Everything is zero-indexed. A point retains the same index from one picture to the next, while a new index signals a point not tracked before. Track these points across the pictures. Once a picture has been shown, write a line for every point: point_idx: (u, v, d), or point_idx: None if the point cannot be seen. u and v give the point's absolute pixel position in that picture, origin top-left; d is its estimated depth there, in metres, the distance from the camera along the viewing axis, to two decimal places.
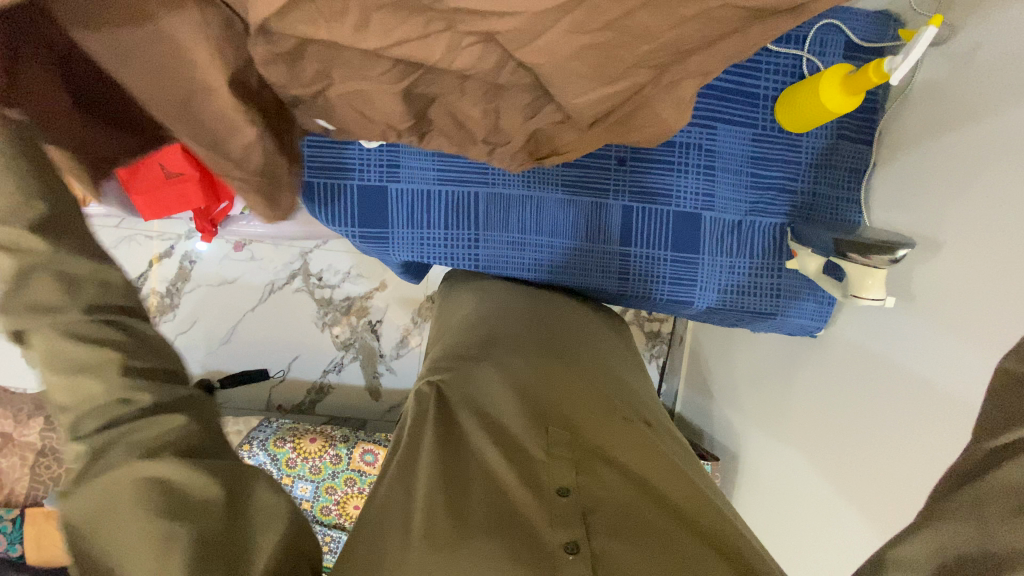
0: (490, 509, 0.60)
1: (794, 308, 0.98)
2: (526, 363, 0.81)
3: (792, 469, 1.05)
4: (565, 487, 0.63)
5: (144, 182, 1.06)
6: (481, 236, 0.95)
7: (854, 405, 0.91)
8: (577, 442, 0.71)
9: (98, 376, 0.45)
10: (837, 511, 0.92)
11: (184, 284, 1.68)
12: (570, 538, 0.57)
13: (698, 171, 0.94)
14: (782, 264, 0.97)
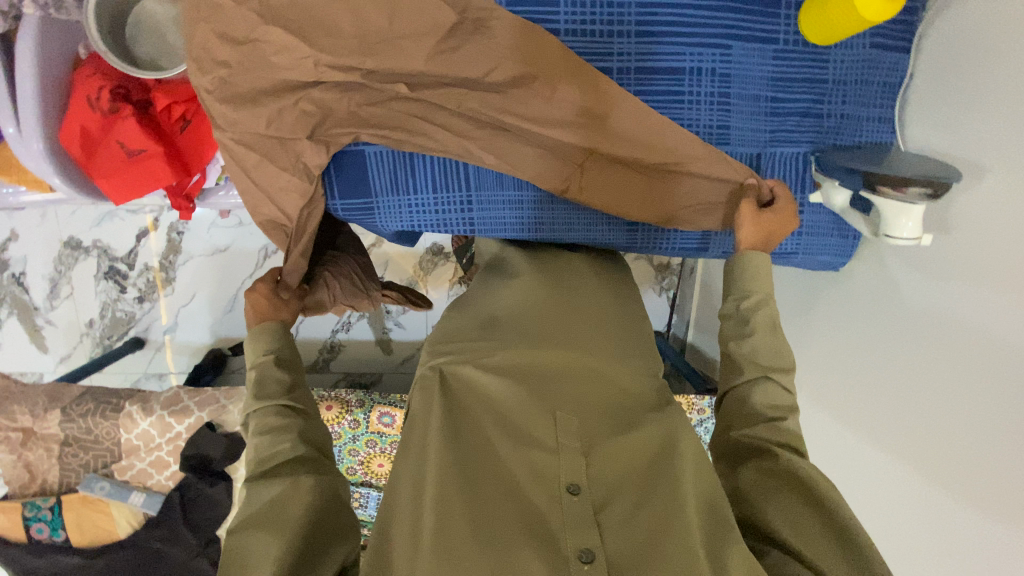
0: (499, 512, 0.60)
1: (816, 245, 0.90)
2: (532, 343, 0.76)
3: (820, 428, 1.01)
4: (576, 485, 0.62)
5: (105, 164, 0.99)
6: (473, 197, 0.87)
7: (885, 358, 0.87)
8: (588, 427, 0.68)
9: (274, 438, 0.70)
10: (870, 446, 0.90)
11: (176, 258, 1.63)
12: (585, 543, 0.58)
13: (711, 102, 0.83)
14: (805, 198, 0.88)
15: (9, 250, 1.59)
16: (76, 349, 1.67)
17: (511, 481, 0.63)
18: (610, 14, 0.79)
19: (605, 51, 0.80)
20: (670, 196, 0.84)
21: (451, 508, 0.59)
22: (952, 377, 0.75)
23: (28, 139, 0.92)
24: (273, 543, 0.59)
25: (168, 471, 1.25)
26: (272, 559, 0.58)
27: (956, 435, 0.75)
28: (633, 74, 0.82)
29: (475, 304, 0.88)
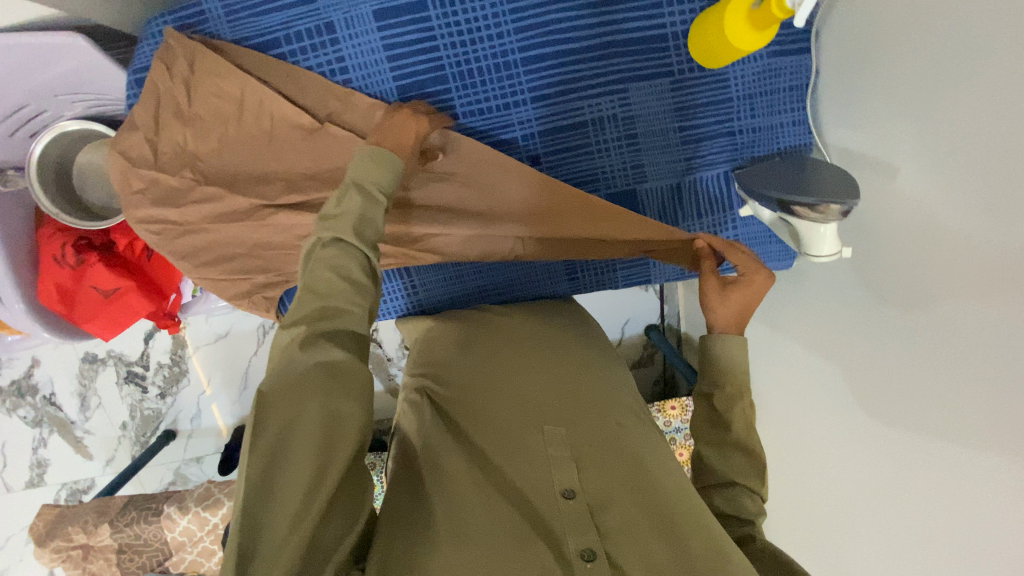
0: (495, 516, 0.55)
1: (755, 254, 0.92)
2: (512, 368, 0.76)
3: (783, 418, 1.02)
4: (571, 489, 0.57)
5: (87, 309, 1.06)
6: (416, 283, 0.93)
7: (830, 358, 0.88)
8: (578, 438, 0.64)
9: (342, 290, 0.55)
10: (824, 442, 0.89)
11: (185, 351, 1.73)
12: (586, 543, 0.52)
13: (620, 146, 0.84)
14: (735, 214, 0.89)
15: (35, 376, 1.71)
16: (117, 452, 1.79)
17: (501, 487, 0.58)
18: (501, 87, 0.81)
19: (505, 123, 0.83)
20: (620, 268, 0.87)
21: (445, 518, 0.55)
22: (878, 376, 0.77)
23: (12, 306, 1.00)
24: (309, 459, 0.46)
25: (216, 557, 1.36)
26: (303, 486, 0.46)
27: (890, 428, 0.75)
28: (537, 139, 0.84)
29: (444, 333, 0.86)
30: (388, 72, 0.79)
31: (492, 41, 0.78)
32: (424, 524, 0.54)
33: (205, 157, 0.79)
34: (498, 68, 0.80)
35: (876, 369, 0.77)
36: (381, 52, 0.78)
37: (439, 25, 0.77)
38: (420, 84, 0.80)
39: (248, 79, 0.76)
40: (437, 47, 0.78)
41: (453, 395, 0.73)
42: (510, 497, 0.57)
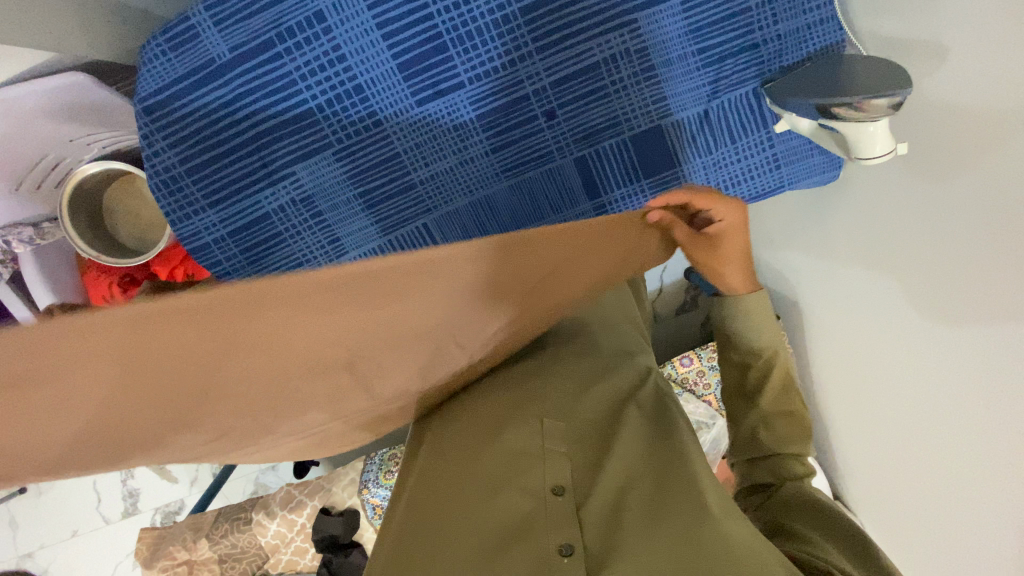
0: (485, 518, 0.64)
1: (799, 170, 0.88)
2: (519, 408, 0.79)
3: (863, 320, 1.08)
4: (558, 486, 0.68)
5: None
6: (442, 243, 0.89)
7: (919, 270, 0.86)
8: (572, 428, 0.78)
9: None
10: (910, 325, 0.92)
11: None
12: (565, 539, 0.61)
13: (636, 82, 0.80)
14: (770, 132, 0.84)
15: None
16: (199, 471, 1.87)
17: (490, 479, 0.70)
18: (503, 43, 0.77)
19: (514, 81, 0.79)
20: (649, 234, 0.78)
21: (437, 550, 0.61)
22: (979, 264, 0.75)
23: None
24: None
25: (309, 554, 1.43)
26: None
27: (994, 302, 0.74)
28: (551, 90, 0.80)
29: None
30: (387, 51, 0.76)
31: None
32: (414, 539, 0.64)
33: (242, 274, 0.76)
34: (496, 24, 0.76)
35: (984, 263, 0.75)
36: (375, 31, 0.75)
37: None
38: (421, 57, 0.77)
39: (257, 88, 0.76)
40: (430, 14, 0.75)
41: (451, 440, 0.78)
42: (504, 489, 0.68)
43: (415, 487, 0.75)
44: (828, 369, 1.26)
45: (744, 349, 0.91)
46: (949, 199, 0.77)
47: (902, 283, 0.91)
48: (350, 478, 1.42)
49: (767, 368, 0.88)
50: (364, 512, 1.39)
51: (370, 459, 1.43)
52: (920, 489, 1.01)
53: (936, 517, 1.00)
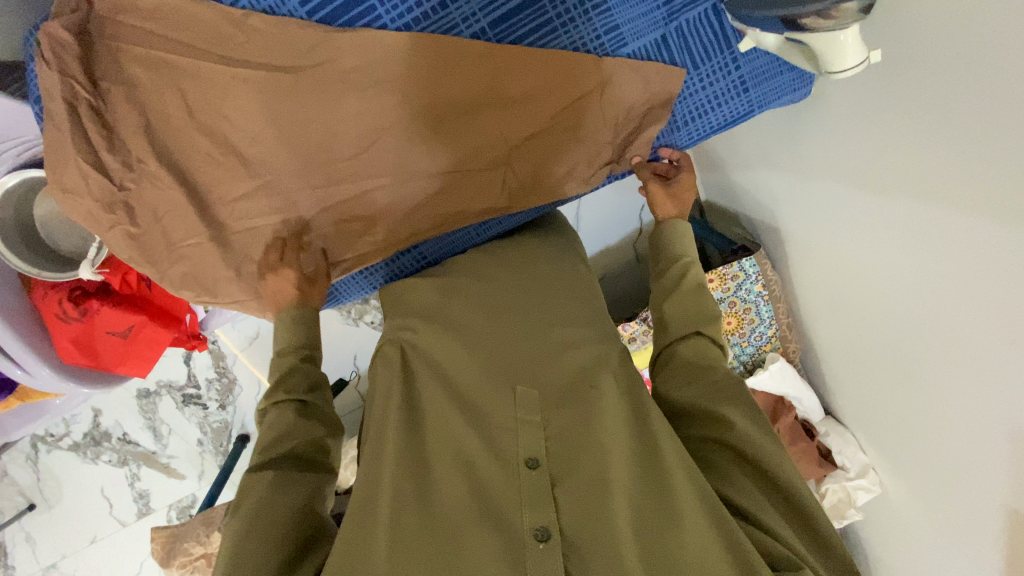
0: (467, 497, 0.65)
1: (770, 92, 0.81)
2: (493, 373, 0.77)
3: (862, 228, 1.04)
4: (534, 459, 0.67)
5: (111, 355, 1.07)
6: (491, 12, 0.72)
7: (935, 189, 0.85)
8: (548, 396, 0.75)
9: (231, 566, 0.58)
10: (933, 217, 0.88)
11: (226, 361, 1.75)
12: (541, 523, 0.62)
13: (583, 11, 0.73)
14: (735, 52, 0.78)
15: (103, 423, 1.76)
16: (203, 468, 1.88)
17: (469, 459, 0.69)
18: None
19: (448, 25, 0.73)
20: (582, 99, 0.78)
21: (409, 517, 0.63)
22: None
23: (38, 372, 0.99)
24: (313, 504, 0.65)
25: None
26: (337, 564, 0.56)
27: None
28: (490, 31, 0.74)
29: (417, 306, 0.89)
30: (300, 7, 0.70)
31: None
32: (386, 500, 0.64)
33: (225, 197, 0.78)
34: None
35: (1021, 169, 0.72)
36: None
37: None
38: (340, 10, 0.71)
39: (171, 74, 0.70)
40: None
41: (433, 396, 0.76)
42: (473, 461, 0.68)
43: (389, 427, 0.72)
44: (816, 289, 1.25)
45: (669, 251, 0.84)
46: (952, 98, 0.77)
47: (922, 206, 0.89)
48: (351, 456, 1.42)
49: (683, 269, 0.82)
50: None
51: None
52: (943, 381, 1.00)
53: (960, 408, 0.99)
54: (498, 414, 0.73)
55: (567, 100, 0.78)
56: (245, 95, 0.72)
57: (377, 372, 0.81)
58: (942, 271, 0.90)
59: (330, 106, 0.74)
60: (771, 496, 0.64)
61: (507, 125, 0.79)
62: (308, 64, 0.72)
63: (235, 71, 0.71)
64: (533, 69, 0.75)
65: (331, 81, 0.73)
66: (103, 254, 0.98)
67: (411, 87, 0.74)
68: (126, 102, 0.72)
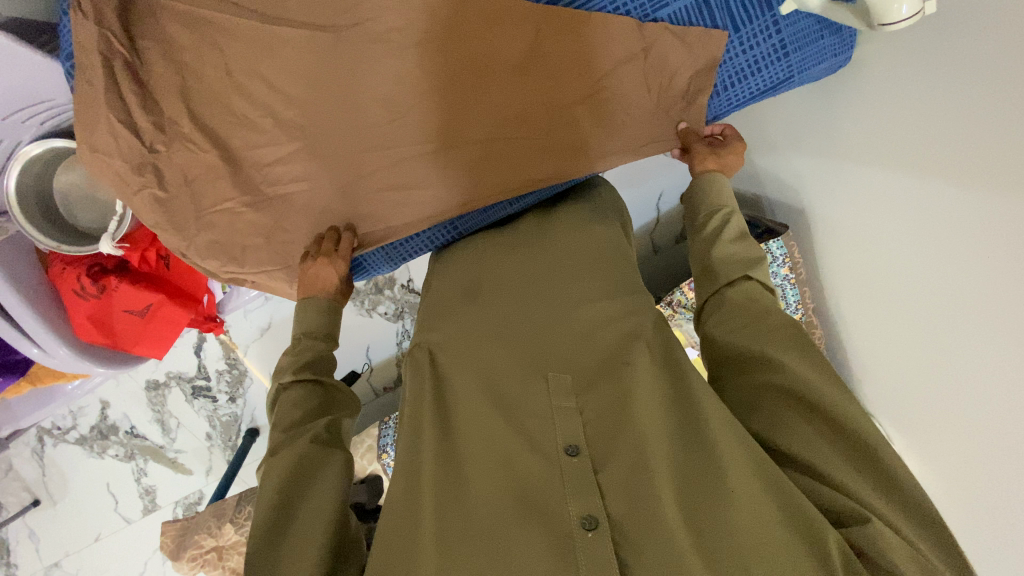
0: (507, 489, 0.63)
1: (810, 56, 0.79)
2: (521, 356, 0.74)
3: (893, 209, 1.01)
4: (573, 447, 0.64)
5: (129, 334, 1.04)
6: None
7: (970, 168, 0.83)
8: (579, 377, 0.71)
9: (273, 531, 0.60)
10: (973, 197, 0.85)
11: (236, 353, 1.71)
12: (587, 512, 0.60)
13: None
14: (776, 15, 0.76)
15: (111, 415, 1.72)
16: (212, 463, 1.84)
17: (506, 450, 0.66)
18: None
19: None
20: (612, 64, 0.76)
21: (451, 517, 0.61)
22: None
23: (55, 350, 0.97)
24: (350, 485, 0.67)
25: None
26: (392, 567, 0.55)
27: None
28: None
29: (443, 300, 0.87)
30: None
31: None
32: (432, 507, 0.62)
33: (258, 162, 0.76)
34: None
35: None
36: None
37: None
38: None
39: (210, 33, 0.70)
40: None
41: (460, 388, 0.72)
42: (511, 456, 0.65)
43: (423, 424, 0.70)
44: (842, 273, 1.22)
45: (711, 206, 0.81)
46: (1000, 66, 0.75)
47: (954, 191, 0.88)
48: (368, 446, 1.39)
49: (725, 224, 0.78)
50: (387, 478, 1.37)
51: (384, 424, 1.40)
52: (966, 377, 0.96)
53: (989, 413, 0.94)
54: (530, 399, 0.69)
55: (605, 67, 0.76)
56: (286, 56, 0.71)
57: (406, 370, 0.79)
58: (977, 252, 0.88)
59: (369, 68, 0.72)
60: (839, 450, 0.61)
61: (548, 89, 0.76)
62: (349, 24, 0.71)
63: (275, 32, 0.70)
64: (571, 35, 0.73)
65: (372, 44, 0.72)
66: (124, 229, 0.96)
67: (452, 49, 0.73)
68: (164, 62, 0.71)
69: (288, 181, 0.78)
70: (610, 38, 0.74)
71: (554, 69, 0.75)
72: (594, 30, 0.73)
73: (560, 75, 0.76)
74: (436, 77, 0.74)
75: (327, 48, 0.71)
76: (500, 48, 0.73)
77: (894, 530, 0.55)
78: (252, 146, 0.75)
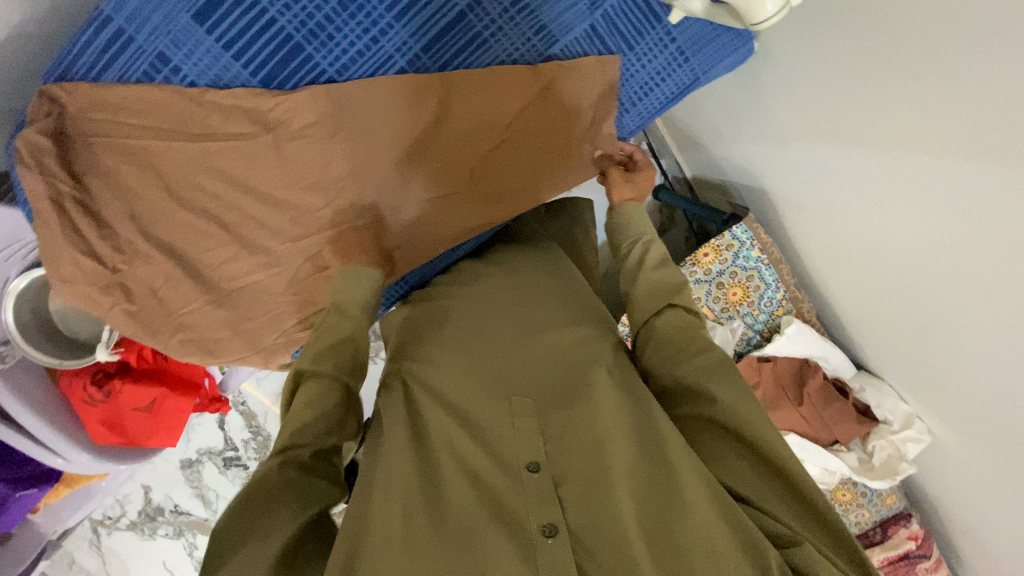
0: (470, 498, 0.63)
1: (707, 57, 0.82)
2: (488, 377, 0.76)
3: (839, 174, 1.02)
4: (535, 464, 0.66)
5: (141, 429, 1.11)
6: (423, 38, 0.75)
7: (907, 132, 0.83)
8: (543, 400, 0.73)
9: None
10: (915, 158, 0.85)
11: (258, 419, 1.80)
12: (548, 521, 0.61)
13: (510, 17, 0.75)
14: (667, 25, 0.78)
15: (153, 498, 1.82)
16: None
17: (471, 462, 0.66)
18: (359, 23, 0.72)
19: (384, 58, 0.75)
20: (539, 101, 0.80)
21: (418, 518, 0.61)
22: None
23: (77, 456, 1.05)
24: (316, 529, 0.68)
25: None
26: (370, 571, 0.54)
27: None
28: (425, 56, 0.76)
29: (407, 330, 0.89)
30: (243, 70, 0.73)
31: None
32: (398, 506, 0.62)
33: (214, 262, 0.82)
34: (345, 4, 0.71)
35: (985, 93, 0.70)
36: (225, 53, 0.72)
37: None
38: (282, 65, 0.73)
39: (145, 158, 0.75)
40: (274, 16, 0.70)
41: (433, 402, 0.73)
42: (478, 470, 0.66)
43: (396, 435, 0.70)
44: (811, 244, 1.22)
45: (632, 235, 0.84)
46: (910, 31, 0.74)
47: (891, 152, 0.88)
48: None
49: (647, 250, 0.82)
50: None
51: None
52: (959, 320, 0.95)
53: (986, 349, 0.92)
54: (496, 417, 0.71)
55: (527, 105, 0.80)
56: (217, 165, 0.76)
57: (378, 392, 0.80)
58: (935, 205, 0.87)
59: (295, 161, 0.77)
60: (769, 477, 0.63)
61: (476, 137, 0.81)
62: (268, 125, 0.75)
63: (204, 147, 0.75)
64: (477, 91, 0.78)
65: (293, 138, 0.76)
66: (116, 336, 1.04)
67: (366, 129, 0.77)
68: (109, 192, 0.76)
69: (244, 273, 0.83)
70: (515, 85, 0.78)
71: (466, 124, 0.79)
72: (498, 81, 0.77)
73: (473, 128, 0.80)
74: (359, 155, 0.79)
75: (254, 151, 0.76)
76: (412, 116, 0.78)
77: (822, 554, 0.57)
78: (205, 248, 0.81)
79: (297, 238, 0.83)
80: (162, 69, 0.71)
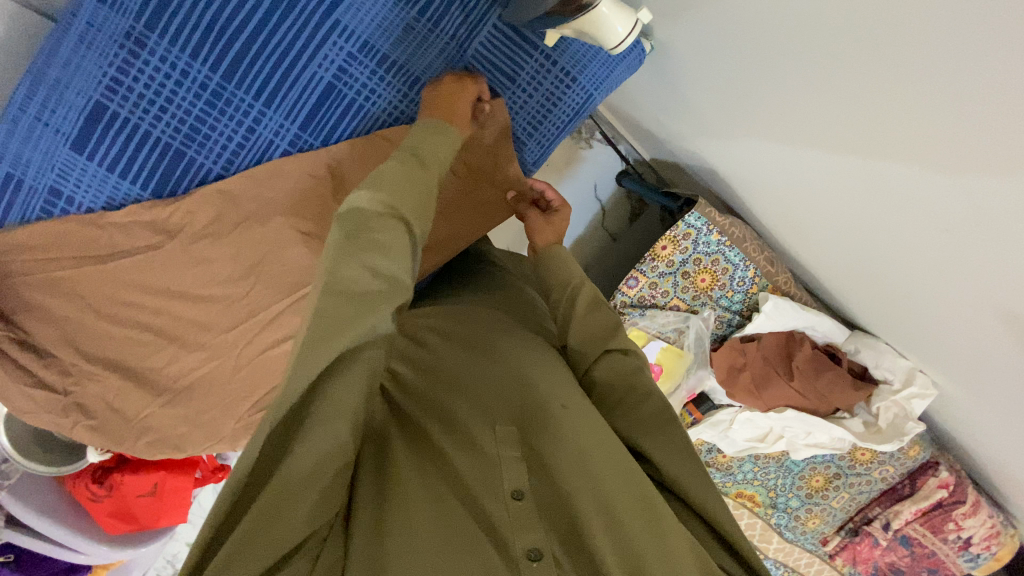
0: (440, 521, 0.51)
1: (594, 71, 0.84)
2: (467, 394, 0.65)
3: (767, 180, 0.92)
4: (521, 488, 0.54)
5: (149, 513, 1.17)
6: (298, 118, 0.76)
7: None
8: (531, 414, 0.62)
9: None
10: (817, 164, 0.75)
11: None
12: (535, 547, 0.49)
13: (377, 77, 0.76)
14: (545, 50, 0.80)
15: None
16: None
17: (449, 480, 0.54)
18: (231, 119, 0.73)
19: (264, 145, 0.76)
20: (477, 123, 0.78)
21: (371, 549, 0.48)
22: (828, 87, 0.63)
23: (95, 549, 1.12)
24: None
25: None
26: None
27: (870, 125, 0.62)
28: (305, 134, 0.77)
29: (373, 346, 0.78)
30: (134, 188, 0.74)
31: (184, 87, 0.70)
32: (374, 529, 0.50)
33: (158, 366, 0.85)
34: (212, 104, 0.72)
35: (847, 104, 0.62)
36: (111, 175, 0.73)
37: (129, 110, 0.70)
38: (168, 174, 0.75)
39: (66, 288, 0.77)
40: (147, 129, 0.71)
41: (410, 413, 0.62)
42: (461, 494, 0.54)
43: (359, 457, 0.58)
44: (766, 224, 1.15)
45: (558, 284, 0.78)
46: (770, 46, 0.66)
47: (791, 160, 0.79)
48: None
49: (573, 300, 0.76)
50: None
51: None
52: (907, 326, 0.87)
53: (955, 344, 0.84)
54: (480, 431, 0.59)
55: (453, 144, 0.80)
56: (134, 279, 0.78)
57: None
58: (860, 217, 0.76)
59: (207, 259, 0.79)
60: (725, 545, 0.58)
61: None
62: (173, 232, 0.76)
63: (116, 266, 0.77)
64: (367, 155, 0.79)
65: (199, 239, 0.77)
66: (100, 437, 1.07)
67: (266, 215, 0.78)
68: (42, 324, 0.79)
69: (190, 370, 0.86)
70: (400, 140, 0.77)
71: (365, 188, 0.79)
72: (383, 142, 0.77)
73: None
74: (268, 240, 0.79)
75: (166, 258, 0.78)
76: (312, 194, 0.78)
77: None
78: (147, 355, 0.84)
79: (230, 328, 0.85)
80: (57, 203, 0.73)
